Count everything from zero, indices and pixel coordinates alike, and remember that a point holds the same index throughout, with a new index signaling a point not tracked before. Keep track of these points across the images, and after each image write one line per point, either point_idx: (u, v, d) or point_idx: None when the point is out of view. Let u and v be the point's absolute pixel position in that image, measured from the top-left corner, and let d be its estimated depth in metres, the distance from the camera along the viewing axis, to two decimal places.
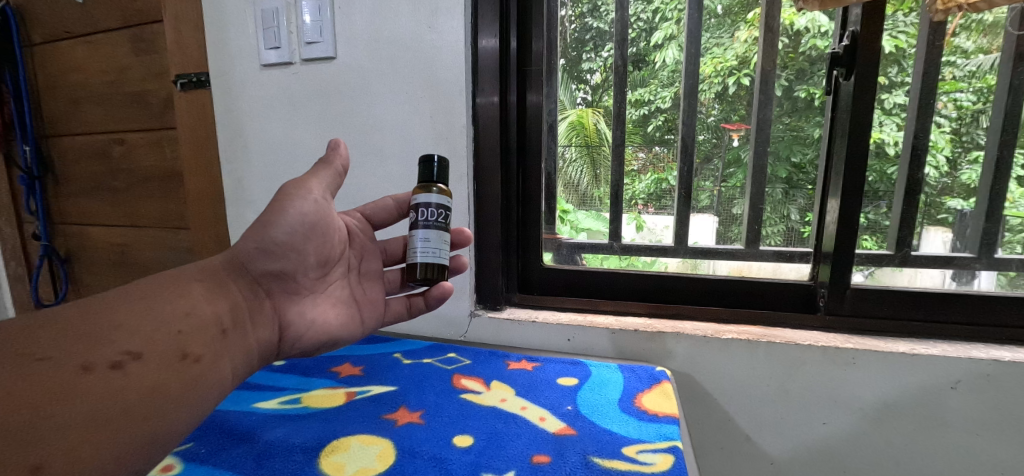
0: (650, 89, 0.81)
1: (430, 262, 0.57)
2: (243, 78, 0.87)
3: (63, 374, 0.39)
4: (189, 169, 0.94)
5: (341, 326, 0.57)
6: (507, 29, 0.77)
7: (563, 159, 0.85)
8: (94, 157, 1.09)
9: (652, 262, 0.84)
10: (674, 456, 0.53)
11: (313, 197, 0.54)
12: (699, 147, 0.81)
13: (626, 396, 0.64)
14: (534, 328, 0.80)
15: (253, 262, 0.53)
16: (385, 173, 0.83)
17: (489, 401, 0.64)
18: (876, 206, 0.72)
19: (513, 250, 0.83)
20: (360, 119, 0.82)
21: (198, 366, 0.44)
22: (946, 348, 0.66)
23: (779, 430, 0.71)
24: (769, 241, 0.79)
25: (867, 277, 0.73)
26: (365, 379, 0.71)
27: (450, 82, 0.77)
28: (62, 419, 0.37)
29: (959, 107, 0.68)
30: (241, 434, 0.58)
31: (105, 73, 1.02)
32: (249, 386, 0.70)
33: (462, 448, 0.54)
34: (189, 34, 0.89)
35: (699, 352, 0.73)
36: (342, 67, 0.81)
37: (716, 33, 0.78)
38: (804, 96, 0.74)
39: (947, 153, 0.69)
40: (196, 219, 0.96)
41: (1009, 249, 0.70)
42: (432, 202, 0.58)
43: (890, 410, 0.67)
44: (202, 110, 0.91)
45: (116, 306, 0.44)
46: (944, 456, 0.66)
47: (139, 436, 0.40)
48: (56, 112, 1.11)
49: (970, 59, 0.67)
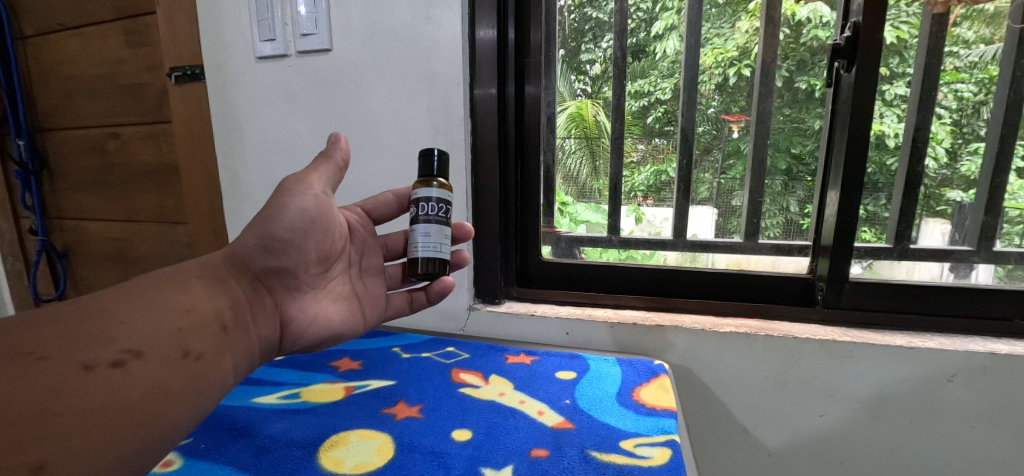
0: (650, 80, 0.81)
1: (430, 257, 0.57)
2: (238, 71, 0.87)
3: (63, 373, 0.39)
4: (186, 163, 0.93)
5: (343, 322, 0.57)
6: (505, 20, 0.76)
7: (563, 151, 0.84)
8: (90, 151, 1.08)
9: (652, 254, 0.84)
10: (671, 449, 0.53)
11: (313, 192, 0.54)
12: (699, 139, 0.80)
13: (625, 390, 0.64)
14: (534, 322, 0.80)
15: (254, 258, 0.53)
16: (383, 166, 0.82)
17: (488, 394, 0.64)
18: (875, 198, 0.71)
19: (512, 244, 0.83)
20: (357, 112, 0.82)
21: (199, 364, 0.44)
22: (943, 342, 0.66)
23: (777, 423, 0.71)
24: (769, 234, 0.79)
25: (865, 270, 0.72)
26: (365, 373, 0.71)
27: (447, 75, 0.76)
28: (64, 418, 0.37)
29: (959, 98, 0.67)
30: (242, 429, 0.58)
31: (98, 66, 1.01)
32: (249, 380, 0.71)
33: (461, 442, 0.55)
34: (182, 27, 0.88)
35: (698, 346, 0.73)
36: (338, 59, 0.81)
37: (716, 23, 0.77)
38: (805, 88, 0.74)
39: (948, 145, 0.68)
40: (194, 213, 0.96)
41: (1007, 242, 0.69)
42: (433, 195, 0.57)
43: (888, 402, 0.67)
44: (198, 103, 0.90)
45: (115, 303, 0.44)
46: (940, 448, 0.66)
47: (142, 435, 0.40)
48: (49, 105, 1.11)
49: (971, 49, 0.66)
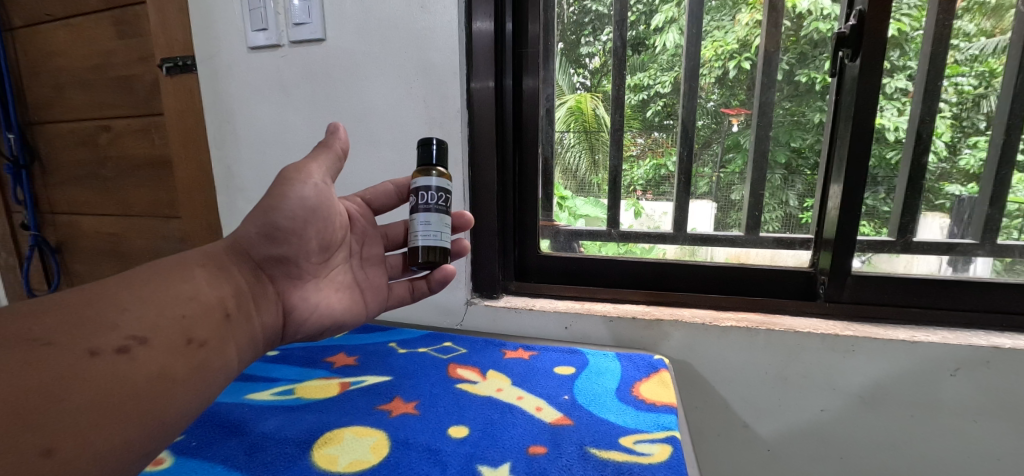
0: (650, 73, 0.80)
1: (431, 246, 0.56)
2: (231, 60, 0.85)
3: (67, 359, 0.37)
4: (181, 155, 0.92)
5: (346, 311, 0.56)
6: (502, 11, 0.75)
7: (562, 145, 0.83)
8: (81, 144, 1.06)
9: (651, 248, 0.83)
10: (671, 446, 0.52)
11: (313, 182, 0.52)
12: (699, 132, 0.79)
13: (625, 385, 0.64)
14: (534, 315, 0.79)
15: (255, 247, 0.52)
16: (378, 160, 0.81)
17: (485, 390, 0.63)
18: (874, 192, 0.71)
19: (510, 237, 0.82)
20: (352, 104, 0.80)
21: (203, 351, 0.44)
22: (945, 336, 0.65)
23: (776, 416, 0.71)
24: (769, 227, 0.78)
25: (864, 263, 0.72)
26: (360, 369, 0.70)
27: (443, 65, 0.75)
28: (71, 403, 0.36)
29: (959, 92, 0.66)
30: (235, 426, 0.57)
31: (89, 57, 1.00)
32: (244, 376, 0.69)
33: (457, 439, 0.54)
34: (174, 16, 0.86)
35: (702, 338, 0.72)
36: (332, 48, 0.79)
37: (716, 16, 0.76)
38: (805, 81, 0.73)
39: (947, 139, 0.68)
40: (188, 205, 0.94)
41: (1008, 235, 0.68)
42: (432, 185, 0.56)
43: (887, 396, 0.66)
44: (192, 93, 0.89)
45: (117, 291, 0.43)
46: (942, 442, 0.65)
47: (148, 423, 0.39)
48: (39, 98, 1.09)
49: (972, 42, 0.65)
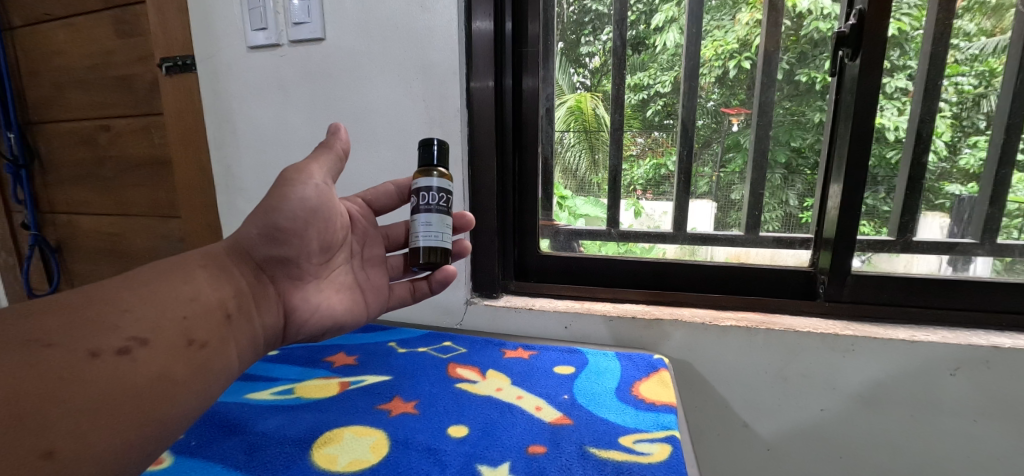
0: (650, 73, 0.79)
1: (431, 246, 0.56)
2: (231, 60, 0.85)
3: (68, 360, 0.37)
4: (181, 155, 0.92)
5: (346, 312, 0.56)
6: (501, 10, 0.75)
7: (562, 144, 0.83)
8: (81, 143, 1.06)
9: (651, 248, 0.83)
10: (671, 446, 0.52)
11: (313, 183, 0.52)
12: (699, 132, 0.79)
13: (624, 385, 0.64)
14: (534, 315, 0.79)
15: (256, 247, 0.52)
16: (378, 159, 0.81)
17: (485, 390, 0.63)
18: (874, 192, 0.71)
19: (510, 237, 0.82)
20: (352, 103, 0.80)
21: (204, 352, 0.44)
22: (945, 335, 0.65)
23: (776, 416, 0.71)
24: (769, 227, 0.79)
25: (864, 263, 0.72)
26: (360, 368, 0.70)
27: (443, 65, 0.74)
28: (71, 404, 0.36)
29: (959, 91, 0.66)
30: (235, 426, 0.57)
31: (88, 57, 0.99)
32: (244, 376, 0.69)
33: (457, 439, 0.54)
34: (174, 15, 0.86)
35: (702, 338, 0.72)
36: (331, 48, 0.79)
37: (716, 15, 0.76)
38: (805, 80, 0.73)
39: (947, 138, 0.68)
40: (188, 205, 0.94)
41: (1008, 235, 0.68)
42: (433, 186, 0.56)
43: (887, 395, 0.66)
44: (192, 93, 0.88)
45: (118, 292, 0.43)
46: (942, 442, 0.65)
47: (149, 424, 0.39)
48: (39, 98, 1.09)
49: (972, 42, 0.65)
